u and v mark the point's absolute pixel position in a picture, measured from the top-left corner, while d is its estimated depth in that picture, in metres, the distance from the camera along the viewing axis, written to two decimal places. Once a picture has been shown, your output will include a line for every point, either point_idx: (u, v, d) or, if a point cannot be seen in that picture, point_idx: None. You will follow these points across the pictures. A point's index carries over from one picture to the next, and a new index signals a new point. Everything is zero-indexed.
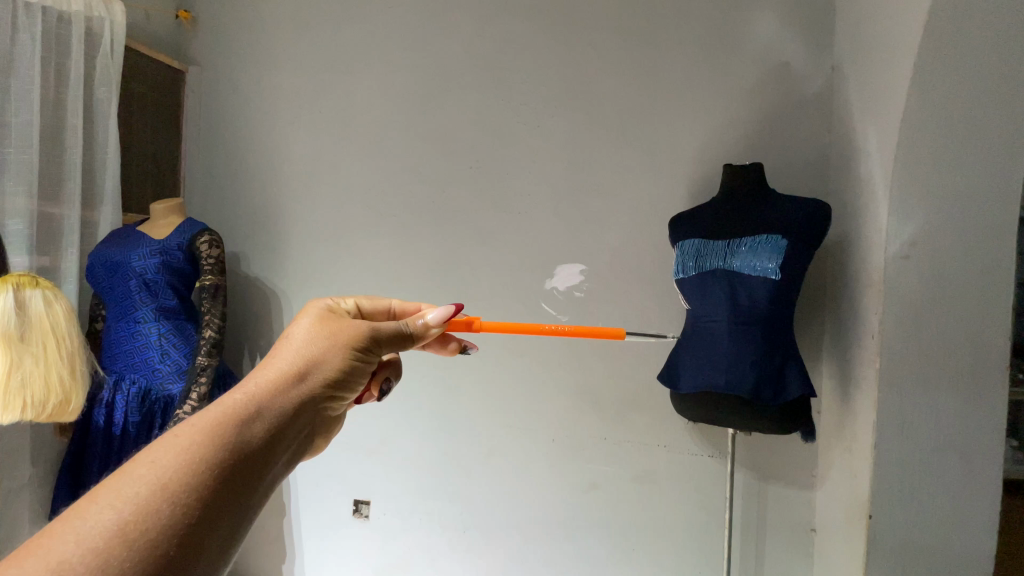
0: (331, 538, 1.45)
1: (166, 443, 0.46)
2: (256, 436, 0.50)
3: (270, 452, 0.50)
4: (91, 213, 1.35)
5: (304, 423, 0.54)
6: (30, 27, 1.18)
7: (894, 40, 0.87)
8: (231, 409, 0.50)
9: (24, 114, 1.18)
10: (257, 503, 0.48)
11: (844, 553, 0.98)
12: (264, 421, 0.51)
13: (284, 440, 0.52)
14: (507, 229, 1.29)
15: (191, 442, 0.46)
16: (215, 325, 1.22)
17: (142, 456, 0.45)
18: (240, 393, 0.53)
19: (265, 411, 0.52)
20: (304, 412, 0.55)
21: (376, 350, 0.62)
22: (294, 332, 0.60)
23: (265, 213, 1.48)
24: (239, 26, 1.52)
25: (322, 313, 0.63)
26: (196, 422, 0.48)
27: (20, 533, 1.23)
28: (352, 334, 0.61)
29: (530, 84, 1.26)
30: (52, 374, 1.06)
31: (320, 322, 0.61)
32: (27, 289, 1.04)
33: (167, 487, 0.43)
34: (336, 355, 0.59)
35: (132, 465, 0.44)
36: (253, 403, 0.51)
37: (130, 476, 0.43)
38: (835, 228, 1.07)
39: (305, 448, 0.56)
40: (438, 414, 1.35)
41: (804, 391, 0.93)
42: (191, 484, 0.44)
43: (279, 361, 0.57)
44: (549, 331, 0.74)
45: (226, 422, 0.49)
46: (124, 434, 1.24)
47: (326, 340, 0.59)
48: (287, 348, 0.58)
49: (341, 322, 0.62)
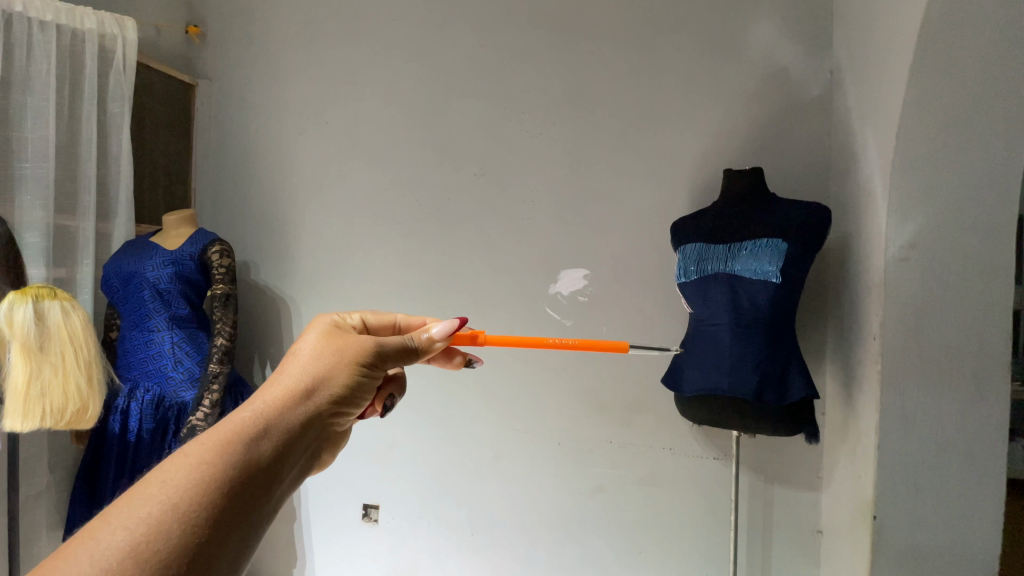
0: (341, 542, 1.47)
1: (176, 462, 0.48)
2: (264, 453, 0.52)
3: (277, 469, 0.52)
4: (106, 225, 1.38)
5: (310, 440, 0.56)
6: (45, 44, 1.22)
7: (891, 43, 0.88)
8: (239, 428, 0.52)
9: (40, 130, 1.22)
10: (264, 519, 0.50)
11: (850, 553, 0.98)
12: (271, 438, 0.53)
13: (291, 456, 0.54)
14: (510, 234, 1.30)
15: (201, 460, 0.48)
16: (226, 333, 1.24)
17: (153, 475, 0.47)
18: (248, 410, 0.54)
19: (272, 428, 0.53)
20: (311, 428, 0.57)
21: (381, 365, 0.64)
22: (301, 348, 0.62)
23: (273, 222, 1.51)
24: (247, 39, 1.55)
25: (328, 329, 0.65)
26: (205, 441, 0.50)
27: (38, 537, 1.27)
28: (357, 349, 0.63)
29: (532, 93, 1.28)
30: (71, 382, 1.09)
31: (326, 338, 0.63)
32: (46, 301, 1.07)
33: (177, 507, 0.44)
34: (342, 371, 0.61)
35: (143, 485, 0.46)
36: (260, 420, 0.53)
37: (141, 496, 0.45)
38: (836, 231, 1.08)
39: (312, 464, 0.58)
40: (444, 420, 1.36)
41: (808, 394, 0.93)
42: (200, 502, 0.45)
43: (287, 377, 0.59)
44: (553, 343, 0.75)
45: (234, 440, 0.51)
46: (138, 440, 1.26)
47: (332, 356, 0.61)
48: (295, 364, 0.60)
49: (347, 339, 0.64)
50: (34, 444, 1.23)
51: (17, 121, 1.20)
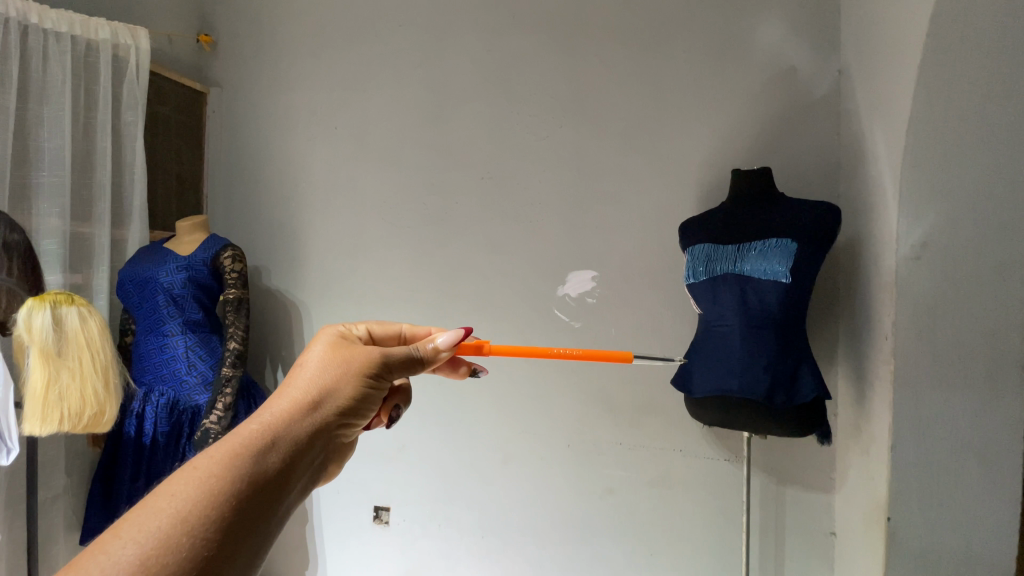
0: (353, 544, 1.48)
1: (185, 475, 0.48)
2: (272, 465, 0.52)
3: (285, 481, 0.53)
4: (121, 231, 1.41)
5: (317, 452, 0.57)
6: (60, 55, 1.25)
7: (901, 41, 0.88)
8: (247, 441, 0.53)
9: (56, 138, 1.24)
10: (272, 531, 0.50)
11: (864, 555, 0.97)
12: (278, 451, 0.53)
13: (298, 468, 0.55)
14: (518, 236, 1.31)
15: (209, 474, 0.49)
16: (238, 337, 1.26)
17: (162, 488, 0.48)
18: (256, 422, 0.55)
19: (280, 440, 0.54)
20: (318, 440, 0.57)
21: (387, 376, 0.65)
22: (308, 360, 0.63)
23: (284, 227, 1.53)
24: (256, 46, 1.57)
25: (334, 341, 0.67)
26: (214, 454, 0.51)
27: (55, 539, 1.29)
28: (363, 361, 0.64)
29: (538, 96, 1.29)
30: (88, 387, 1.11)
31: (332, 350, 0.64)
32: (63, 307, 1.09)
33: (186, 520, 0.45)
34: (349, 383, 0.62)
35: (153, 498, 0.46)
36: (268, 433, 0.54)
37: (151, 509, 0.45)
38: (847, 230, 1.07)
39: (319, 475, 0.58)
40: (453, 423, 1.37)
41: (819, 394, 0.93)
42: (208, 516, 0.46)
43: (294, 389, 0.59)
44: (559, 353, 0.75)
45: (242, 453, 0.51)
46: (153, 443, 1.28)
47: (339, 368, 0.62)
48: (301, 376, 0.61)
49: (352, 350, 0.65)
50: (52, 448, 1.26)
51: (34, 131, 1.22)
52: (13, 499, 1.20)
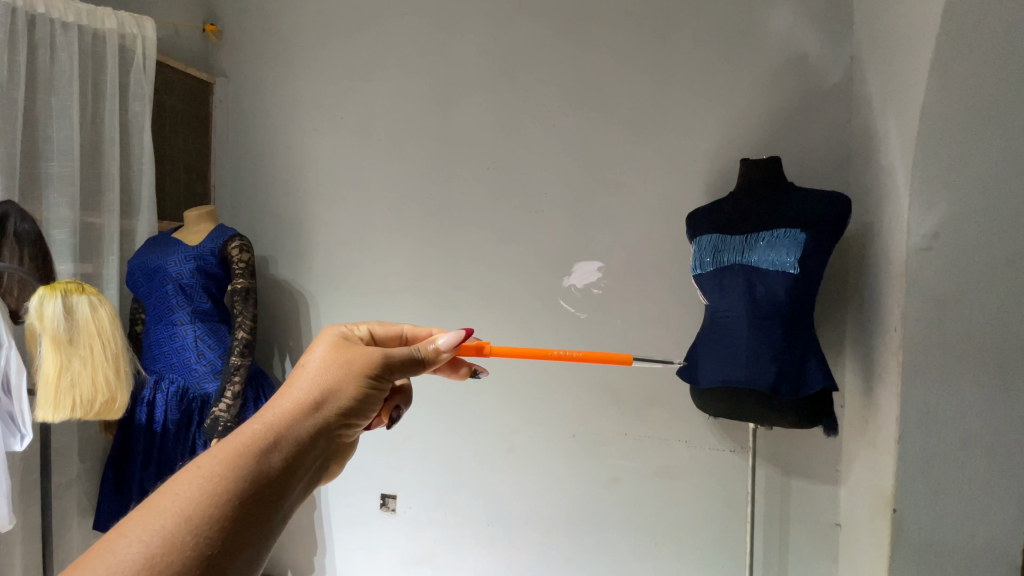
0: (359, 531, 1.49)
1: (189, 476, 0.49)
2: (274, 465, 0.53)
3: (287, 481, 0.53)
4: (130, 222, 1.42)
5: (319, 451, 0.58)
6: (67, 45, 1.25)
7: (915, 27, 0.86)
8: (250, 441, 0.53)
9: (65, 129, 1.24)
10: (275, 530, 0.51)
11: (868, 545, 0.98)
12: (281, 451, 0.54)
13: (301, 467, 0.55)
14: (524, 227, 1.31)
15: (212, 473, 0.49)
16: (247, 326, 1.27)
17: (166, 488, 0.48)
18: (259, 422, 0.56)
19: (282, 440, 0.55)
20: (320, 440, 0.58)
21: (388, 376, 0.66)
22: (310, 360, 0.64)
23: (290, 217, 1.54)
24: (262, 36, 1.57)
25: (336, 341, 0.67)
26: (217, 453, 0.51)
27: (70, 523, 1.32)
28: (365, 361, 0.64)
29: (544, 85, 1.28)
30: (100, 374, 1.12)
31: (334, 351, 0.65)
32: (74, 295, 1.10)
33: (190, 519, 0.46)
34: (350, 383, 0.62)
35: (157, 498, 0.47)
36: (271, 433, 0.55)
37: (155, 509, 0.46)
38: (856, 221, 1.06)
39: (321, 475, 0.59)
40: (459, 412, 1.38)
41: (827, 385, 0.92)
42: (212, 516, 0.47)
43: (296, 390, 0.60)
44: (558, 355, 0.75)
45: (245, 453, 0.52)
46: (164, 431, 1.30)
47: (340, 368, 0.63)
48: (303, 376, 0.62)
49: (354, 351, 0.65)
50: (65, 434, 1.28)
51: (43, 122, 1.23)
52: (28, 485, 1.23)
